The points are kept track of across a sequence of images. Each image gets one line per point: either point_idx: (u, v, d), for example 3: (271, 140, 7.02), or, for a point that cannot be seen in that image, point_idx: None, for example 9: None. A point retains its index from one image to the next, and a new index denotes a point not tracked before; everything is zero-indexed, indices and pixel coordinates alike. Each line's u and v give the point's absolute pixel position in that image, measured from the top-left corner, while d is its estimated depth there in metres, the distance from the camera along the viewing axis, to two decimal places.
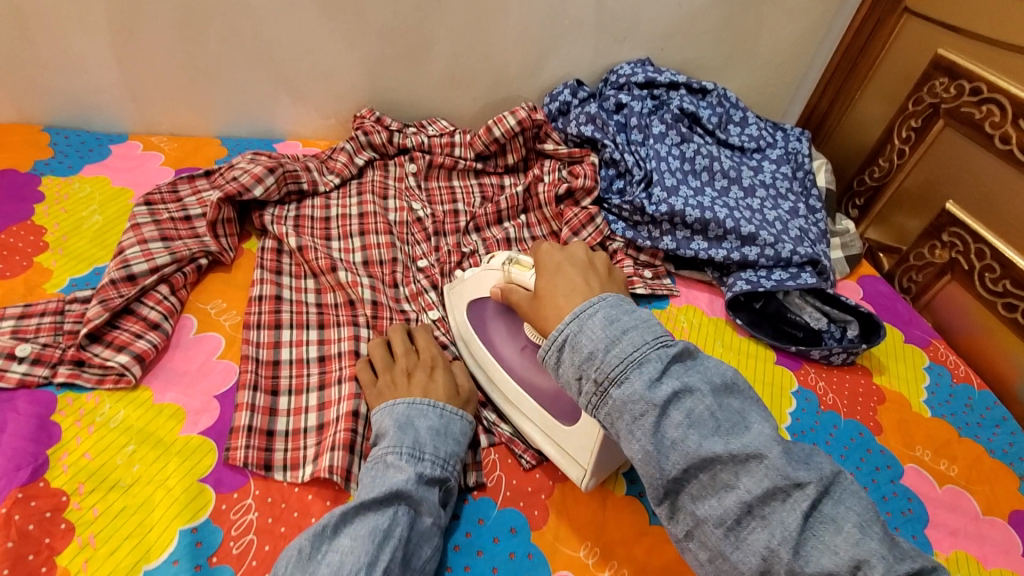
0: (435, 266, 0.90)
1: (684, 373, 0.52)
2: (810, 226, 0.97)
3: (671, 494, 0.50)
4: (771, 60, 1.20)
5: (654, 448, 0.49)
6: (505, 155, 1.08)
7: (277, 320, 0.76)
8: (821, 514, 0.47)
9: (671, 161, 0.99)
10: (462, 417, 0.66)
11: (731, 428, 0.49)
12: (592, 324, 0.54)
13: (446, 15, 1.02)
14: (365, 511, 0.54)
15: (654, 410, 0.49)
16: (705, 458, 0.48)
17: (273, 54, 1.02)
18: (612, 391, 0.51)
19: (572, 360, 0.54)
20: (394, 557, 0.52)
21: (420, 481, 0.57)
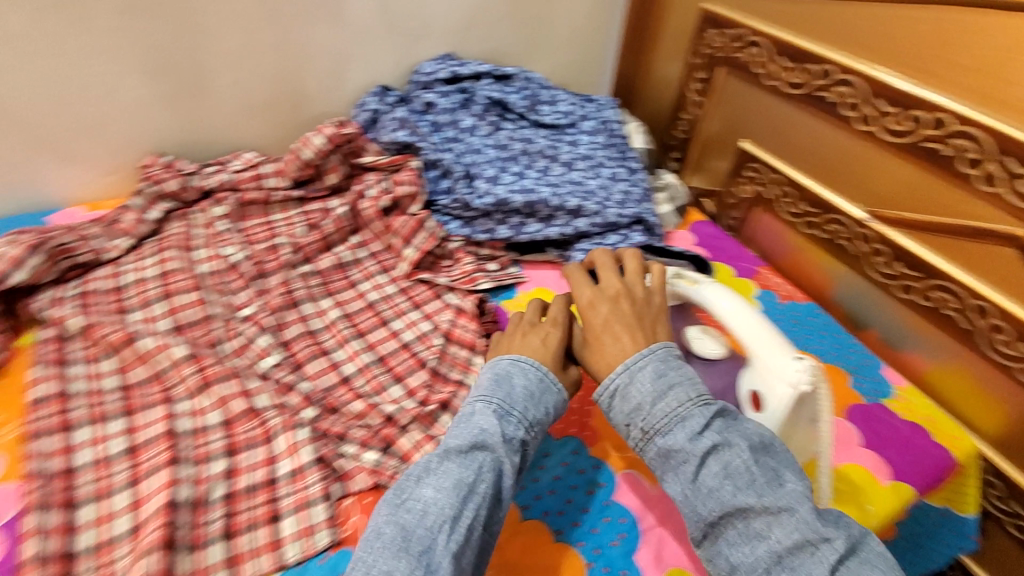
0: (259, 312, 0.83)
1: (730, 423, 0.57)
2: (631, 188, 1.02)
3: (709, 535, 0.53)
4: (572, 36, 1.24)
5: (691, 491, 0.53)
6: (324, 177, 1.01)
7: (67, 420, 0.66)
8: (849, 568, 0.49)
9: (487, 151, 0.98)
10: (557, 390, 0.63)
11: (768, 485, 0.52)
12: (641, 374, 0.59)
13: (220, 41, 0.94)
14: (449, 461, 0.54)
15: (695, 458, 0.53)
16: (740, 508, 0.51)
17: (18, 115, 0.88)
18: (654, 438, 0.56)
19: (621, 408, 0.59)
20: (478, 513, 0.52)
21: (503, 438, 0.57)
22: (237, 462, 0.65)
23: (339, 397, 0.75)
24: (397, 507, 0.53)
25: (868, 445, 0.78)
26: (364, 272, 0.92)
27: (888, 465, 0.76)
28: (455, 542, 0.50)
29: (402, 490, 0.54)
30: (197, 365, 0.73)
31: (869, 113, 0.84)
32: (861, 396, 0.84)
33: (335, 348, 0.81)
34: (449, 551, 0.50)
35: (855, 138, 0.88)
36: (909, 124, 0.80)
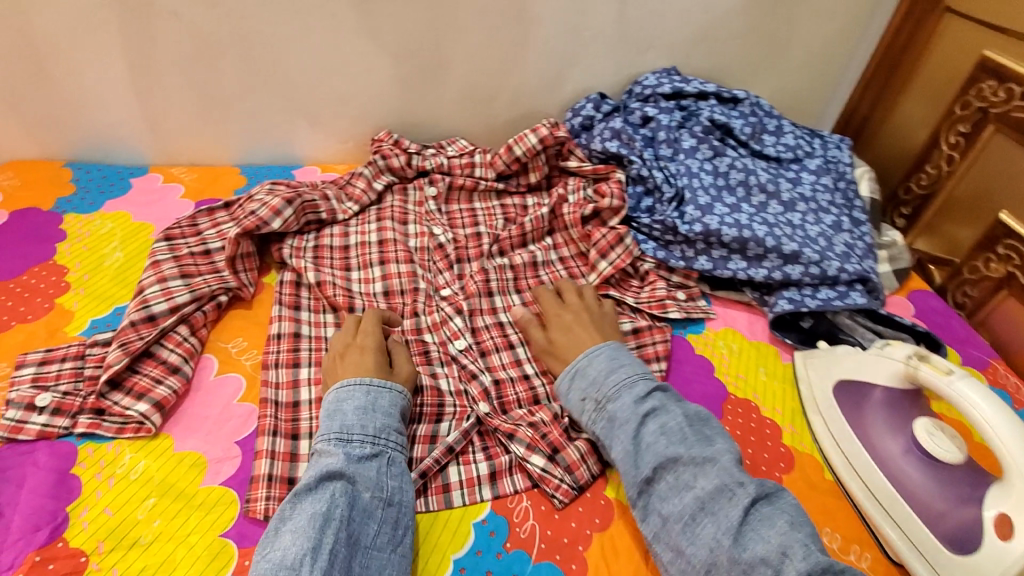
0: (457, 294, 0.87)
1: (661, 417, 0.64)
2: (855, 241, 0.91)
3: (643, 493, 0.60)
4: (805, 63, 1.14)
5: (632, 447, 0.62)
6: (527, 174, 1.03)
7: (296, 358, 0.74)
8: (761, 512, 0.55)
9: (703, 177, 0.93)
10: (392, 389, 0.67)
11: (698, 442, 0.61)
12: (598, 359, 0.71)
13: (463, 33, 0.99)
14: (301, 502, 0.55)
15: (636, 417, 0.63)
16: (672, 458, 0.60)
17: (290, 82, 1.00)
18: (606, 406, 0.66)
19: (580, 385, 0.70)
20: (338, 537, 0.53)
21: (348, 459, 0.59)
22: (438, 429, 0.72)
23: (519, 394, 0.76)
24: (268, 550, 0.52)
25: None
26: (554, 274, 0.93)
27: None
28: (343, 541, 0.53)
29: (265, 541, 0.53)
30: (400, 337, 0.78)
31: None
32: None
33: (521, 344, 0.82)
34: None
35: None
36: None
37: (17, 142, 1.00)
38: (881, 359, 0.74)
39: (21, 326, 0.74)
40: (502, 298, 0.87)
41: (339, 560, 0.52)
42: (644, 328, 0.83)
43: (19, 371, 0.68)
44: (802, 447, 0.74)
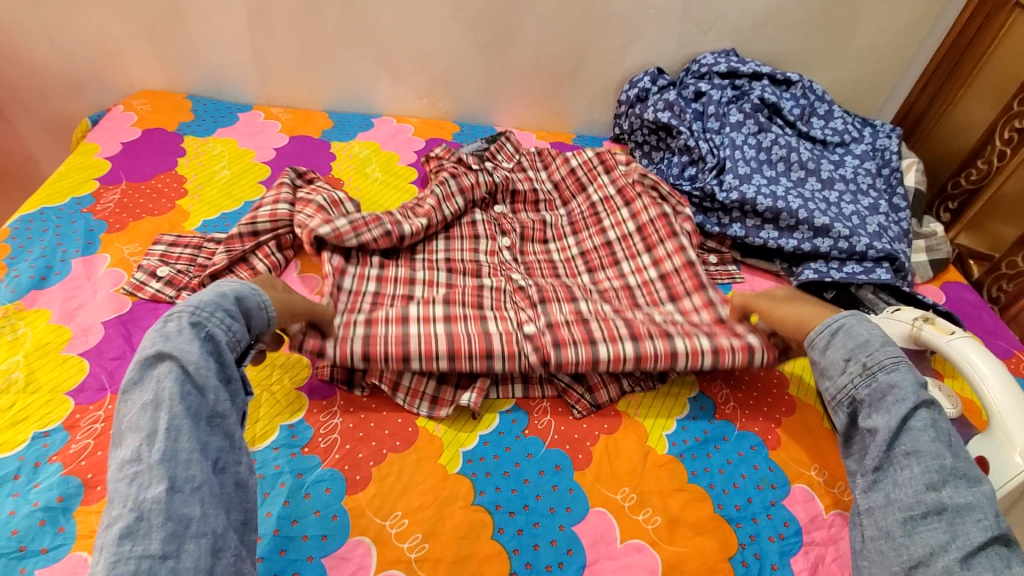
0: (515, 243, 0.94)
1: (934, 413, 0.56)
2: (890, 224, 0.95)
3: (878, 472, 0.56)
4: (867, 55, 1.17)
5: (896, 425, 0.55)
6: (576, 172, 1.03)
7: (343, 270, 0.81)
8: (1003, 549, 0.48)
9: (746, 150, 0.99)
10: (229, 283, 0.63)
11: (964, 455, 0.54)
12: (872, 325, 0.63)
13: (537, 3, 1.09)
14: (132, 395, 0.53)
15: (913, 398, 0.56)
16: (931, 453, 0.53)
17: (379, 37, 1.13)
18: (876, 374, 0.59)
19: (844, 343, 0.62)
20: (172, 416, 0.51)
21: (167, 339, 0.55)
22: (490, 326, 0.74)
23: (565, 314, 0.78)
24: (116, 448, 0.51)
25: None
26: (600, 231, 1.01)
27: None
28: (183, 416, 0.51)
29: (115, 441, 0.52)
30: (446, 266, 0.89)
31: None
32: None
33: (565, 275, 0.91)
34: (152, 463, 0.48)
35: None
36: None
37: (150, 73, 1.17)
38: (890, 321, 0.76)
39: (150, 218, 0.91)
40: (609, 348, 0.73)
41: (181, 433, 0.50)
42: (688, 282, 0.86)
43: (155, 245, 0.84)
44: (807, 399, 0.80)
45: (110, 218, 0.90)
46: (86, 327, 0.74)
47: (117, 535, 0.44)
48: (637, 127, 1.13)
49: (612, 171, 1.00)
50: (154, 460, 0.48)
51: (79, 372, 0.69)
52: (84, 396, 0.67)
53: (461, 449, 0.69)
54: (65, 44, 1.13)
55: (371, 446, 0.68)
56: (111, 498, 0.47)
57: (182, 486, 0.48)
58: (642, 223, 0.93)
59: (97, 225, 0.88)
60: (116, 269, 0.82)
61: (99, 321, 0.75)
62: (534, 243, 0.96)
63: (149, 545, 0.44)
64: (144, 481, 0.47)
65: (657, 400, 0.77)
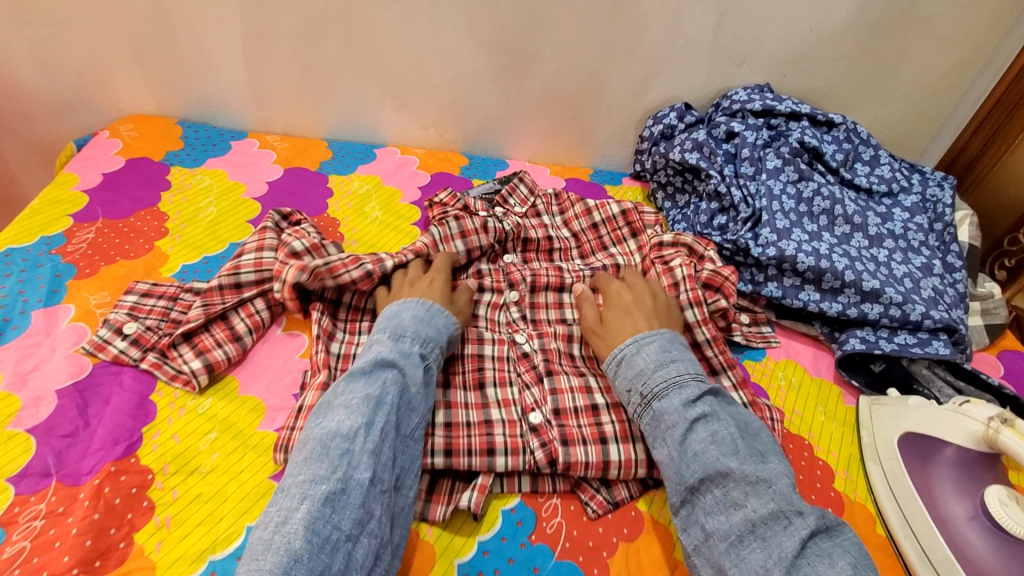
0: (524, 298, 0.85)
1: (713, 425, 0.60)
2: (946, 287, 0.85)
3: (687, 503, 0.57)
4: (914, 93, 1.07)
5: (678, 453, 0.59)
6: (598, 228, 0.95)
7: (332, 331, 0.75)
8: (820, 548, 0.51)
9: (785, 200, 0.89)
10: (447, 316, 0.71)
11: (750, 457, 0.57)
12: (647, 348, 0.68)
13: (555, 32, 1.00)
14: (358, 382, 0.60)
15: (682, 421, 0.60)
16: (721, 471, 0.56)
17: (384, 64, 1.05)
18: (652, 404, 0.63)
19: (626, 374, 0.67)
20: (388, 418, 0.58)
21: (399, 353, 0.64)
22: (491, 417, 0.71)
23: (574, 385, 0.74)
24: (323, 420, 0.58)
25: None
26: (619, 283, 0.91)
27: None
28: (393, 424, 0.58)
29: (320, 412, 0.59)
30: None
31: None
32: None
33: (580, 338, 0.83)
34: (366, 450, 0.55)
35: None
36: None
37: (139, 96, 1.10)
38: (960, 416, 0.69)
39: (124, 262, 0.82)
40: (621, 448, 0.67)
41: (388, 437, 0.57)
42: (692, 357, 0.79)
43: (125, 296, 0.76)
44: (855, 495, 0.69)
45: (80, 262, 0.82)
46: (38, 396, 0.66)
47: (323, 496, 0.51)
48: (661, 166, 1.03)
49: (640, 236, 0.93)
50: (367, 448, 0.55)
51: (24, 453, 0.61)
52: (26, 484, 0.59)
53: (456, 559, 0.60)
54: (48, 65, 1.05)
55: None
56: (319, 456, 0.54)
57: (378, 483, 0.54)
58: None
59: (64, 270, 0.80)
60: (79, 323, 0.74)
61: (53, 389, 0.66)
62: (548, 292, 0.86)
63: (343, 520, 0.51)
64: (357, 464, 0.54)
65: None
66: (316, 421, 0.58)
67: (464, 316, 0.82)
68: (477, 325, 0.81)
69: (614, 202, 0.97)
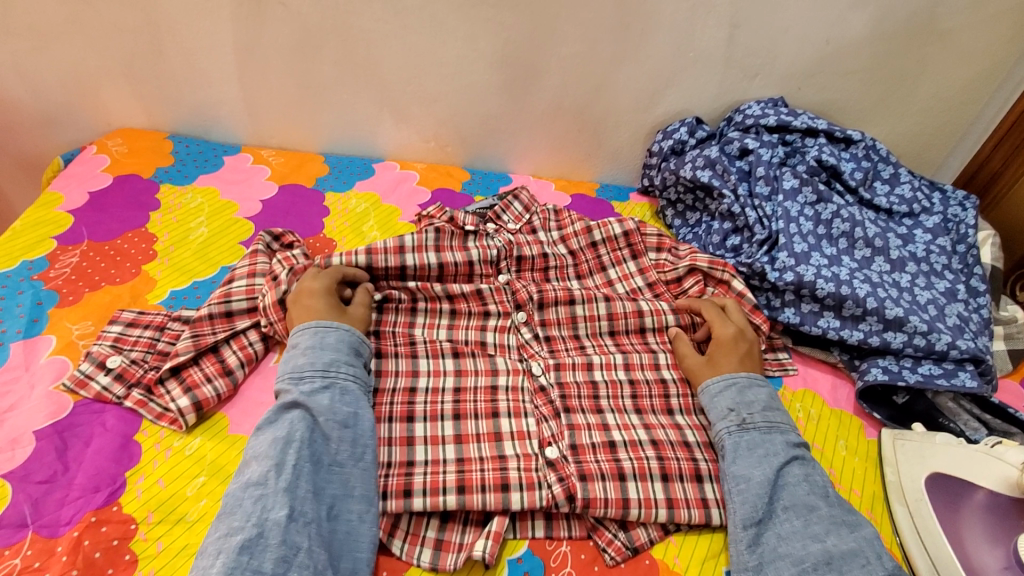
0: (533, 314, 0.81)
1: (809, 469, 0.64)
2: (971, 313, 0.81)
3: (762, 524, 0.60)
4: (932, 107, 1.03)
5: (773, 478, 0.62)
6: (598, 246, 0.91)
7: None
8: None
9: (802, 222, 0.85)
10: (338, 328, 0.69)
11: (839, 504, 0.61)
12: (759, 387, 0.71)
13: (560, 44, 0.96)
14: (263, 434, 0.60)
15: (779, 455, 0.64)
16: (808, 505, 0.60)
17: (383, 77, 1.01)
18: (750, 429, 0.67)
19: (731, 397, 0.70)
20: (299, 455, 0.58)
21: (299, 387, 0.63)
22: (505, 452, 0.67)
23: (589, 421, 0.70)
24: (237, 474, 0.58)
25: None
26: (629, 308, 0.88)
27: None
28: (307, 459, 0.58)
29: (236, 467, 0.59)
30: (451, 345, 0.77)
31: None
32: None
33: None
34: (279, 490, 0.55)
35: None
36: None
37: (128, 109, 1.06)
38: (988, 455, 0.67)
39: (109, 288, 0.78)
40: (640, 486, 0.65)
41: (302, 473, 0.57)
42: None
43: (109, 327, 0.72)
44: (880, 537, 0.65)
45: (63, 288, 0.78)
46: (15, 438, 0.62)
47: (238, 547, 0.51)
48: (671, 183, 0.99)
49: (641, 259, 0.90)
50: (280, 487, 0.55)
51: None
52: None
53: None
54: (34, 78, 1.02)
55: None
56: (233, 509, 0.54)
57: (298, 517, 0.54)
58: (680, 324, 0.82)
59: (46, 297, 0.76)
60: (60, 356, 0.70)
61: (32, 429, 0.62)
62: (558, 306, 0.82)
63: (264, 562, 0.51)
64: (272, 508, 0.54)
65: (695, 536, 0.65)
66: (234, 477, 0.58)
67: (467, 345, 0.78)
68: (480, 352, 0.77)
69: (616, 220, 0.93)
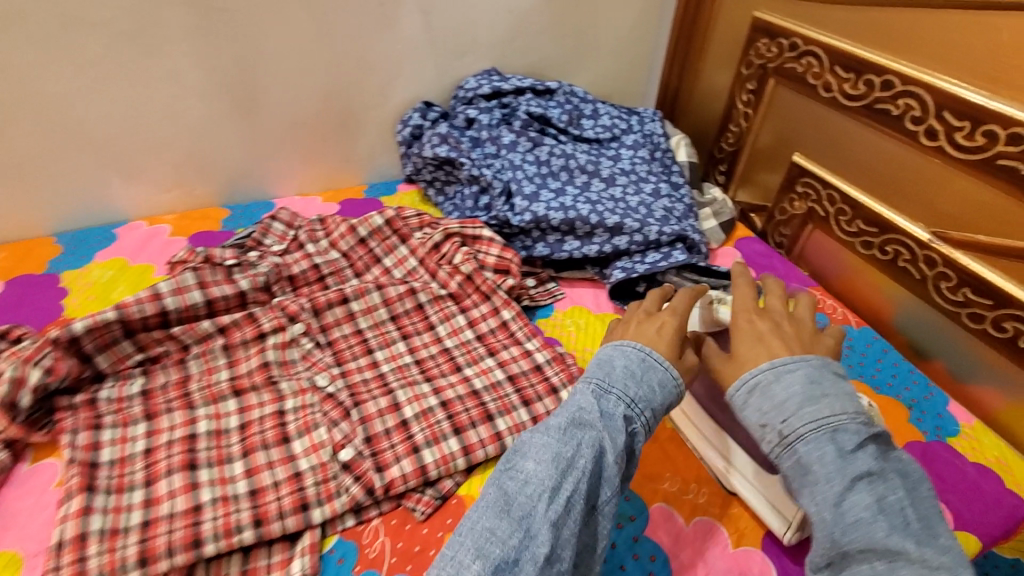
0: (311, 324, 0.83)
1: (881, 488, 0.49)
2: (674, 204, 0.99)
3: (834, 562, 0.49)
4: (617, 47, 1.22)
5: (835, 514, 0.48)
6: (367, 242, 0.95)
7: (96, 441, 0.66)
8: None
9: (527, 168, 0.98)
10: (667, 370, 0.60)
11: (924, 533, 0.47)
12: (792, 377, 0.54)
13: (270, 62, 0.98)
14: (546, 437, 0.55)
15: (841, 482, 0.48)
16: (889, 549, 0.46)
17: (92, 137, 0.94)
18: (797, 448, 0.51)
19: (759, 405, 0.54)
20: (576, 488, 0.52)
21: (602, 413, 0.56)
22: (300, 467, 0.66)
23: (381, 405, 0.73)
24: (513, 474, 0.54)
25: (929, 490, 0.71)
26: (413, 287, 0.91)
27: (951, 513, 0.69)
28: (581, 496, 0.52)
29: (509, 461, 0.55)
30: (232, 376, 0.76)
31: (936, 126, 0.79)
32: (922, 433, 0.77)
33: (378, 348, 0.83)
34: (548, 519, 0.50)
35: (921, 154, 0.82)
36: (982, 140, 0.74)
37: None
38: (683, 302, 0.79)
39: None
40: (434, 449, 0.69)
41: (573, 511, 0.52)
42: (488, 333, 0.85)
43: None
44: None
45: None
46: None
47: (491, 568, 0.48)
48: (422, 164, 1.07)
49: (409, 241, 0.95)
50: (548, 518, 0.50)
51: None
52: None
53: None
54: None
55: None
56: (500, 517, 0.51)
57: (554, 563, 0.49)
58: (454, 291, 0.88)
59: None
60: None
61: None
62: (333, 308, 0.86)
63: None
64: (536, 533, 0.50)
65: (495, 461, 0.71)
66: (503, 470, 0.55)
67: (250, 375, 0.76)
68: (263, 373, 0.76)
69: (377, 213, 0.97)
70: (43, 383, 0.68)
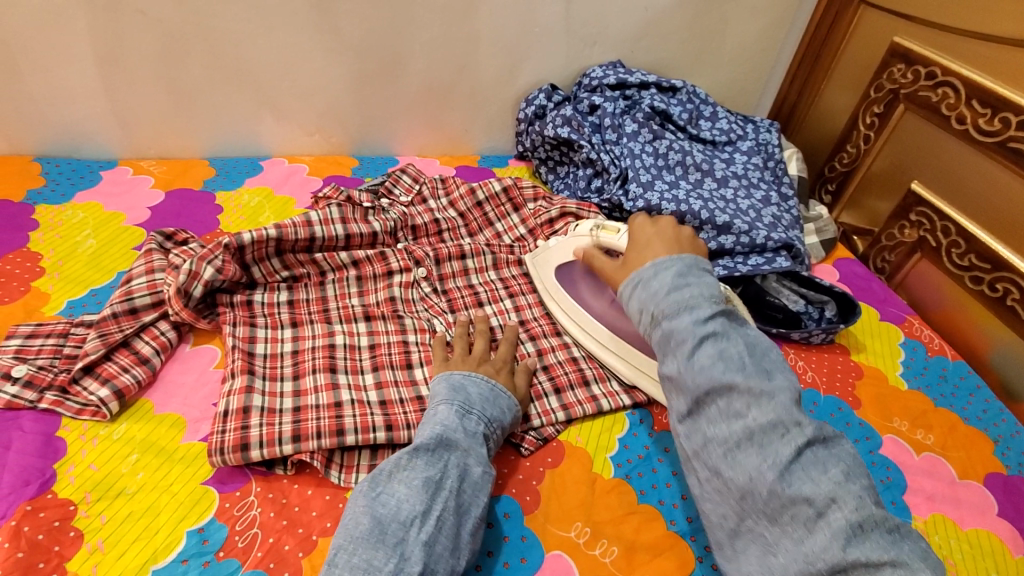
0: (432, 270, 0.91)
1: (724, 343, 0.57)
2: (783, 213, 1.01)
3: (692, 413, 0.57)
4: (740, 56, 1.25)
5: (685, 366, 0.56)
6: (483, 205, 1.02)
7: (251, 336, 0.76)
8: (815, 455, 0.51)
9: (645, 158, 1.03)
10: (508, 392, 0.71)
11: (758, 373, 0.55)
12: (665, 272, 0.63)
13: (420, 29, 1.06)
14: (419, 459, 0.59)
15: (692, 338, 0.57)
16: (724, 384, 0.54)
17: (256, 75, 1.05)
18: (662, 322, 0.60)
19: (640, 296, 0.64)
20: (447, 505, 0.56)
21: (465, 433, 0.63)
22: (422, 392, 0.74)
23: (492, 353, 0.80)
24: (380, 502, 0.56)
25: (1004, 516, 0.72)
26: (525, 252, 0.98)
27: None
28: (451, 510, 0.56)
29: (375, 485, 0.57)
30: (361, 304, 0.85)
31: None
32: (1004, 466, 0.78)
33: (487, 301, 0.90)
34: (421, 540, 0.53)
35: None
36: None
37: None
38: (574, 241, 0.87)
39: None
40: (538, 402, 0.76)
41: (447, 526, 0.55)
42: None
43: (8, 341, 0.72)
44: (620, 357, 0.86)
45: None
46: None
47: None
48: (539, 143, 1.13)
49: (521, 211, 1.02)
50: (422, 539, 0.53)
51: None
52: None
53: None
54: None
55: (298, 534, 0.60)
56: (377, 545, 0.52)
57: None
58: None
59: None
60: None
61: None
62: (451, 261, 0.93)
63: None
64: (410, 557, 0.52)
65: (592, 419, 0.77)
66: (373, 497, 0.56)
67: (378, 306, 0.85)
68: (388, 304, 0.85)
69: (495, 180, 1.04)
70: (213, 279, 0.77)
